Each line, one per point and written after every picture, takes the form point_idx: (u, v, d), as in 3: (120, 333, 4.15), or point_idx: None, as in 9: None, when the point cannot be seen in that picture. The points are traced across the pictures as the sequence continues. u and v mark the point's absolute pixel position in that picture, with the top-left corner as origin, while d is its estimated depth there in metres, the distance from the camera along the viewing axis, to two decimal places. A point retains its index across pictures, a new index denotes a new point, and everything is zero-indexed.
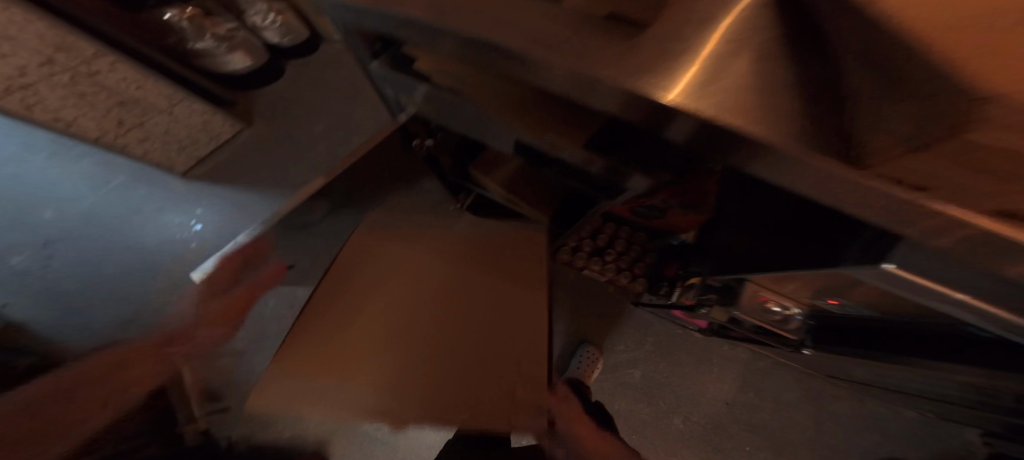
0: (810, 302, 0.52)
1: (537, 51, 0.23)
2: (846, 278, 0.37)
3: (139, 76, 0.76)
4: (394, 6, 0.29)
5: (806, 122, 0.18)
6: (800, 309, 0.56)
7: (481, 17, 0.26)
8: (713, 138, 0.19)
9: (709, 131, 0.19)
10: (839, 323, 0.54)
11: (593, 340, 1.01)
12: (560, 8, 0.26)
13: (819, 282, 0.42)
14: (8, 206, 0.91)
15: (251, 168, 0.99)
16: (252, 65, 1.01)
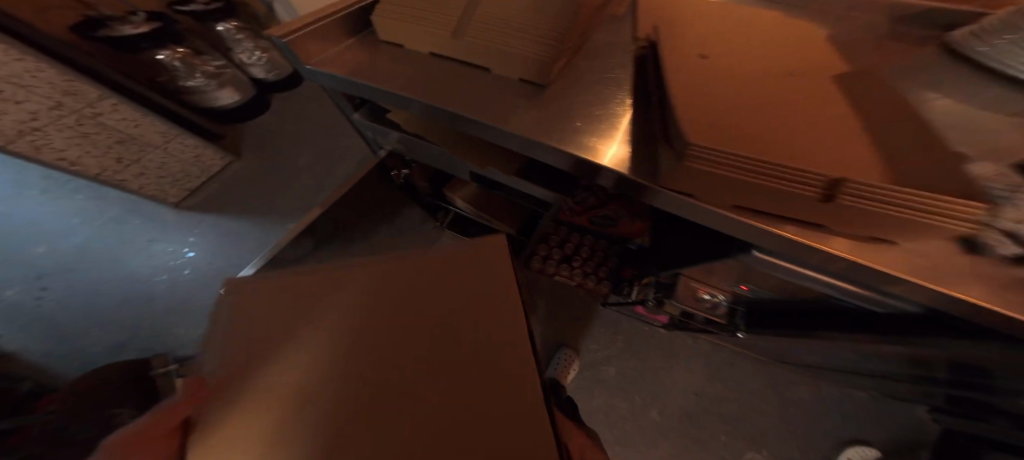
0: (731, 290, 0.66)
1: (470, 111, 0.35)
2: (742, 266, 0.50)
3: (139, 114, 0.83)
4: (362, 77, 0.37)
5: (633, 155, 0.34)
6: (727, 297, 0.69)
7: (430, 85, 0.37)
8: (589, 167, 0.34)
9: (586, 163, 0.34)
10: (760, 307, 0.68)
11: (570, 340, 1.09)
12: (487, 77, 0.38)
13: (729, 272, 0.55)
14: (4, 244, 0.95)
15: (241, 199, 1.04)
16: (239, 100, 1.09)
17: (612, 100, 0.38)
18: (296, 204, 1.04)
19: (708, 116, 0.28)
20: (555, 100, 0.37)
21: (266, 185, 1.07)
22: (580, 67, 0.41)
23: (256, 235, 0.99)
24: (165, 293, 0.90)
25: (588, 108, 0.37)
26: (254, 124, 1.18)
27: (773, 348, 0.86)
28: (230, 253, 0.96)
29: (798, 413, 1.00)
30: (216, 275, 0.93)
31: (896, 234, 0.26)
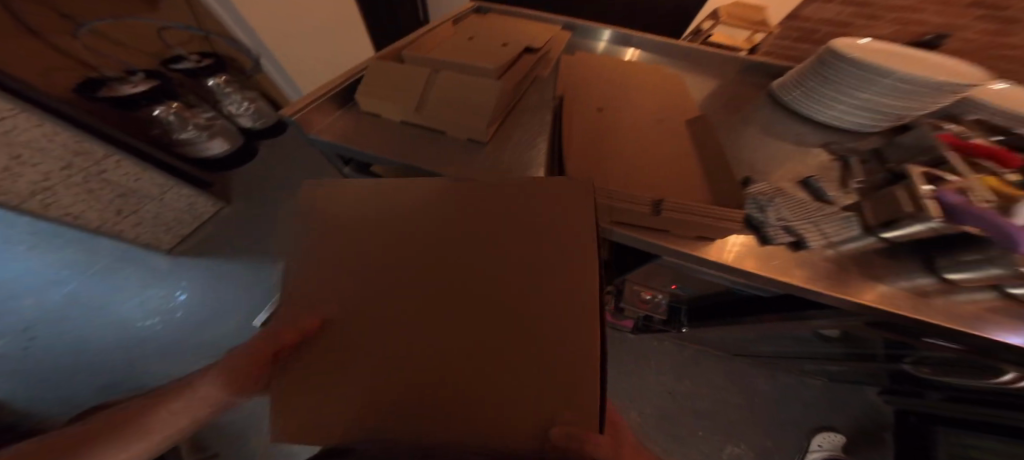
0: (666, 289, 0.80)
1: (433, 167, 0.46)
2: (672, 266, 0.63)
3: (138, 169, 0.91)
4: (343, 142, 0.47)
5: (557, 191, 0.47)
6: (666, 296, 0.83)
7: (400, 147, 0.47)
8: None
9: None
10: (701, 303, 0.82)
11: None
12: (444, 139, 0.49)
13: (663, 272, 0.68)
14: None
15: (232, 243, 1.13)
16: (229, 149, 1.18)
17: (537, 153, 0.51)
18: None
19: (594, 168, 0.43)
20: (499, 152, 0.50)
21: (257, 230, 1.17)
22: (514, 126, 0.55)
23: (246, 273, 1.08)
24: (156, 335, 0.95)
25: (522, 162, 0.49)
26: (240, 172, 1.28)
27: (723, 341, 0.98)
28: (220, 294, 1.03)
29: (762, 403, 1.10)
30: (208, 315, 1.00)
31: (721, 234, 0.40)
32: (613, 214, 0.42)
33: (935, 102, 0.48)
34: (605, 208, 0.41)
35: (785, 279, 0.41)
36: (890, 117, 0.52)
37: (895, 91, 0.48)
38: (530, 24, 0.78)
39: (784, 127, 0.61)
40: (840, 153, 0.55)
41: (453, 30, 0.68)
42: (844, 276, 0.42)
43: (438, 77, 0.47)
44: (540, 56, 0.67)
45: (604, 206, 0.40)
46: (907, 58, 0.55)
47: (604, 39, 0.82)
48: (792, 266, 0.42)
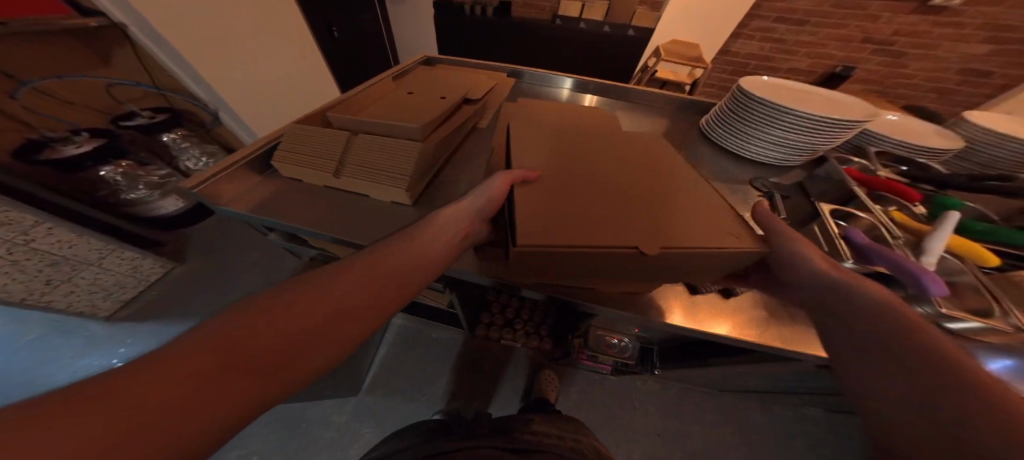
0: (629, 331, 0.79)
1: (349, 236, 0.43)
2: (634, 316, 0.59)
3: (74, 234, 0.86)
4: (253, 211, 0.44)
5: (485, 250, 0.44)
6: (631, 339, 0.81)
7: (315, 217, 0.45)
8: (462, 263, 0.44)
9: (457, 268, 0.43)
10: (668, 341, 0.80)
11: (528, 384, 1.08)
12: (370, 202, 0.48)
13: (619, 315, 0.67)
14: None
15: (181, 302, 1.09)
16: (183, 206, 1.18)
17: None
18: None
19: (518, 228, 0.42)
20: (426, 208, 0.48)
21: (209, 285, 1.15)
22: (447, 180, 0.54)
23: None
24: None
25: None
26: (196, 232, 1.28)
27: (706, 379, 0.92)
28: None
29: (757, 438, 1.03)
30: None
31: (653, 281, 0.39)
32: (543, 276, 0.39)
33: (838, 137, 0.57)
34: (533, 275, 0.38)
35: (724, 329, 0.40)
36: (807, 151, 0.60)
37: (804, 129, 0.56)
38: (475, 74, 0.82)
39: (717, 164, 0.65)
40: (766, 189, 0.57)
41: (395, 84, 0.70)
42: (776, 319, 0.41)
43: (355, 140, 0.46)
44: (480, 105, 0.69)
45: (532, 273, 0.38)
46: (807, 97, 0.64)
47: (567, 86, 0.89)
48: (723, 317, 0.41)
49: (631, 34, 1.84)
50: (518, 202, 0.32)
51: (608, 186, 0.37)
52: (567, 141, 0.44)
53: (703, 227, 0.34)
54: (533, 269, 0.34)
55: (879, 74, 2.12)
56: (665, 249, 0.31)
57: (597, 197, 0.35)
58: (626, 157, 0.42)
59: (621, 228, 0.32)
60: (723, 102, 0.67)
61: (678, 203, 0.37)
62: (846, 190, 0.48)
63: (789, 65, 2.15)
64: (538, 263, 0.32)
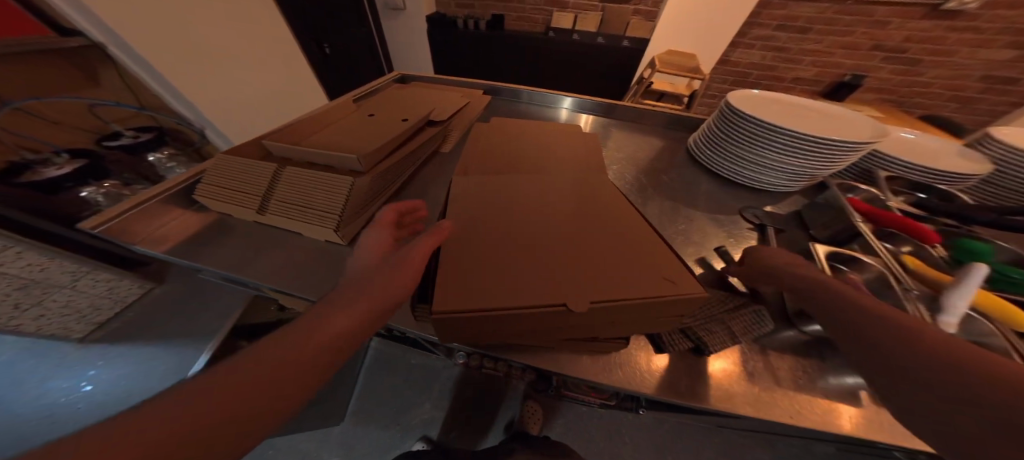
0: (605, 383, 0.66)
1: (270, 281, 0.39)
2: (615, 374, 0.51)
3: (44, 258, 0.85)
4: (169, 253, 0.40)
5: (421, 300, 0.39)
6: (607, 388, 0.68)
7: (236, 259, 0.41)
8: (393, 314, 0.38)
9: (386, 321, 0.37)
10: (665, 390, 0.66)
11: (513, 415, 1.00)
12: (303, 240, 0.44)
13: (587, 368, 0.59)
14: None
15: (152, 325, 1.07)
16: None
17: None
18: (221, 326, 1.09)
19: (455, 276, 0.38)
20: None
21: (186, 307, 1.13)
22: None
23: (166, 359, 1.01)
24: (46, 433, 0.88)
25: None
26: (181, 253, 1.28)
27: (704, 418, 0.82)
28: (138, 384, 0.96)
29: None
30: (111, 406, 0.93)
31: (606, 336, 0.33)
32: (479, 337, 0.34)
33: (841, 162, 0.50)
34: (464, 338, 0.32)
35: (717, 358, 0.36)
36: (806, 176, 0.53)
37: (798, 153, 0.49)
38: (448, 92, 0.79)
39: (703, 191, 0.58)
40: (757, 220, 0.50)
41: (359, 106, 0.68)
42: (765, 390, 0.33)
43: (284, 173, 0.42)
44: (446, 127, 0.65)
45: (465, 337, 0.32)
46: (804, 115, 0.57)
47: (567, 106, 0.85)
48: (694, 379, 0.35)
49: (626, 45, 1.81)
50: (444, 263, 0.31)
51: (549, 240, 0.35)
52: (513, 193, 0.43)
53: (637, 278, 0.31)
54: (458, 333, 0.30)
55: (893, 82, 2.02)
56: (592, 303, 0.28)
57: (539, 252, 0.33)
58: (577, 204, 0.41)
59: (546, 284, 0.30)
60: (709, 121, 0.61)
61: (619, 253, 0.34)
62: (851, 225, 0.41)
63: (795, 74, 2.07)
64: (474, 330, 0.29)
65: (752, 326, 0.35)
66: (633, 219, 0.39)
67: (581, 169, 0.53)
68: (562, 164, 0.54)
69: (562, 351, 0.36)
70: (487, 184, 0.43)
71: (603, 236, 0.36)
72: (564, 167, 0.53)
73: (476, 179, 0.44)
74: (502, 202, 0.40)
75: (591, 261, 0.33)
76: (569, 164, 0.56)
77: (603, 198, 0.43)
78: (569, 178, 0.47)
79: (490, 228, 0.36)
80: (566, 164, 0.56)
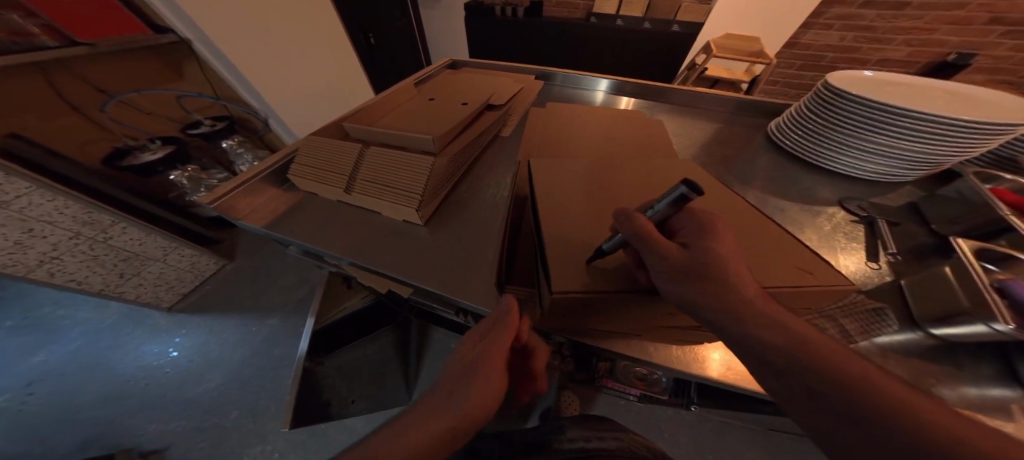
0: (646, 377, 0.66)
1: (353, 255, 0.41)
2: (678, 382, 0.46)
3: (144, 234, 1.00)
4: (259, 226, 0.43)
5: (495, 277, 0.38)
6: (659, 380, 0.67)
7: (318, 234, 0.43)
8: (467, 292, 0.37)
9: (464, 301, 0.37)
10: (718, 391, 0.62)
11: (547, 405, 0.91)
12: (379, 219, 0.46)
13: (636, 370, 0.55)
14: (14, 352, 1.09)
15: (226, 301, 1.20)
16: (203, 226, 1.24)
17: (483, 227, 0.45)
18: (282, 302, 1.21)
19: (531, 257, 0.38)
20: (437, 226, 0.45)
21: (252, 283, 1.26)
22: (464, 195, 0.50)
23: (238, 332, 1.13)
24: (143, 392, 1.00)
25: (461, 245, 0.43)
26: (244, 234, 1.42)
27: (758, 420, 0.77)
28: (215, 352, 1.08)
29: None
30: (192, 371, 1.04)
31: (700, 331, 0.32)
32: (568, 326, 0.33)
33: (976, 148, 0.43)
34: (559, 319, 0.32)
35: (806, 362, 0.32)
36: (927, 164, 0.47)
37: (920, 138, 0.44)
38: (501, 78, 0.78)
39: (787, 179, 0.53)
40: (863, 212, 0.45)
41: (418, 90, 0.68)
42: None
43: (367, 153, 0.44)
44: (504, 111, 0.64)
45: (561, 318, 0.31)
46: (923, 94, 0.50)
47: (604, 88, 0.81)
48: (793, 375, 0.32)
49: (676, 29, 1.69)
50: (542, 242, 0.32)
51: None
52: (591, 182, 0.41)
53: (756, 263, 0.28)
54: (563, 313, 0.30)
55: (1011, 60, 1.71)
56: None
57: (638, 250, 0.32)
58: (650, 187, 0.40)
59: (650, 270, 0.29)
60: (799, 102, 0.55)
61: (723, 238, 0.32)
62: (996, 218, 0.36)
63: (881, 56, 1.83)
64: (572, 316, 0.31)
65: (869, 323, 0.32)
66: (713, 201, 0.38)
67: (644, 152, 0.52)
68: (628, 150, 0.53)
69: (641, 338, 0.34)
70: (562, 169, 0.43)
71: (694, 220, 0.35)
72: (632, 152, 0.52)
73: (547, 164, 0.44)
74: (578, 187, 0.40)
75: None
76: (634, 148, 0.53)
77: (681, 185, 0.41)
78: (643, 163, 0.45)
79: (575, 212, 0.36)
80: (630, 147, 0.53)
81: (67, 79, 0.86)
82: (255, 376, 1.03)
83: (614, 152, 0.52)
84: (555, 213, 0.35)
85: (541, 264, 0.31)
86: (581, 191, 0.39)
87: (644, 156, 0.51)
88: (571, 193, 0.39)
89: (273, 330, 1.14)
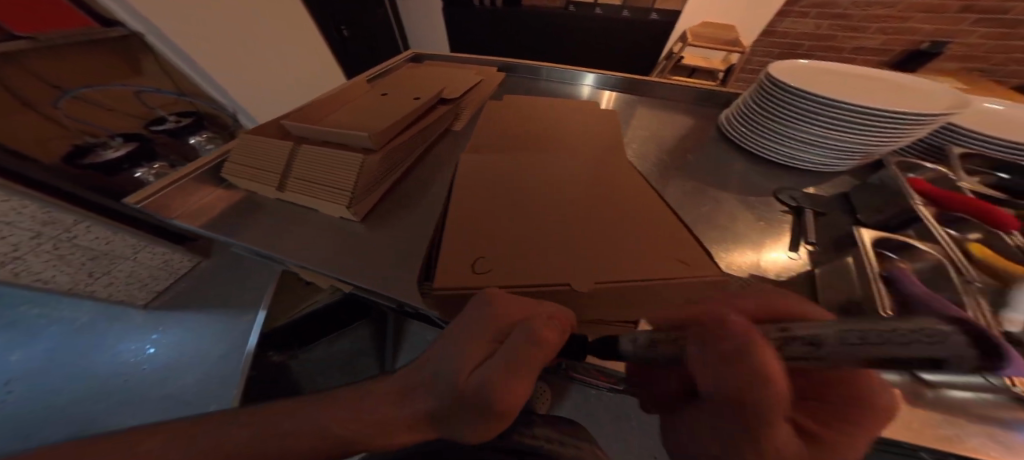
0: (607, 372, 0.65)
1: (290, 251, 0.41)
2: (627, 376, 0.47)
3: (111, 233, 0.98)
4: (199, 224, 0.43)
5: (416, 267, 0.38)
6: None
7: (255, 233, 0.43)
8: (396, 285, 0.38)
9: (389, 294, 0.37)
10: None
11: None
12: (320, 217, 0.46)
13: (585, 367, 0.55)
14: None
15: (202, 297, 1.20)
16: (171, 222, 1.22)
17: (425, 223, 0.45)
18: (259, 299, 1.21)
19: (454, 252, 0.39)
20: (376, 222, 0.45)
21: (228, 279, 1.26)
22: (408, 190, 0.50)
23: (216, 327, 1.13)
24: (121, 388, 1.00)
25: (397, 241, 0.43)
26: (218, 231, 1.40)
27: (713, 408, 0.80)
28: (193, 348, 1.08)
29: None
30: (170, 368, 1.04)
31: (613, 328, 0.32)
32: None
33: (901, 137, 0.44)
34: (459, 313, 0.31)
35: None
36: (857, 153, 0.48)
37: (849, 128, 0.45)
38: (462, 71, 0.77)
39: (729, 170, 0.54)
40: (794, 202, 0.46)
41: (373, 85, 0.67)
42: None
43: (300, 151, 0.44)
44: (457, 106, 0.64)
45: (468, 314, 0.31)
46: (861, 86, 0.51)
47: (567, 80, 0.81)
48: None
49: (654, 18, 1.68)
50: (451, 240, 0.32)
51: (571, 229, 0.34)
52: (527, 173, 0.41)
53: (657, 258, 0.29)
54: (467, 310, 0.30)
55: (983, 48, 1.72)
56: (599, 284, 0.27)
57: (544, 246, 0.32)
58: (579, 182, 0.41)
59: (549, 268, 0.29)
60: (744, 95, 0.56)
61: (631, 233, 0.32)
62: (907, 208, 0.37)
63: (857, 44, 1.82)
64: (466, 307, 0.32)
65: None
66: (634, 196, 0.39)
67: (590, 145, 0.52)
68: (575, 143, 0.53)
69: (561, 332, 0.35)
70: (497, 166, 0.44)
71: (607, 213, 0.35)
72: (577, 144, 0.52)
73: (479, 160, 0.44)
74: (504, 182, 0.41)
75: (599, 244, 0.31)
76: (587, 139, 0.54)
77: (610, 179, 0.42)
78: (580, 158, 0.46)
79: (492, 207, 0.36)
80: (578, 139, 0.54)
81: (19, 75, 0.83)
82: (233, 370, 1.04)
83: (561, 145, 0.52)
84: (469, 211, 0.35)
85: (445, 260, 0.31)
86: (507, 187, 0.40)
87: (587, 148, 0.51)
88: (495, 189, 0.39)
89: (248, 327, 1.13)
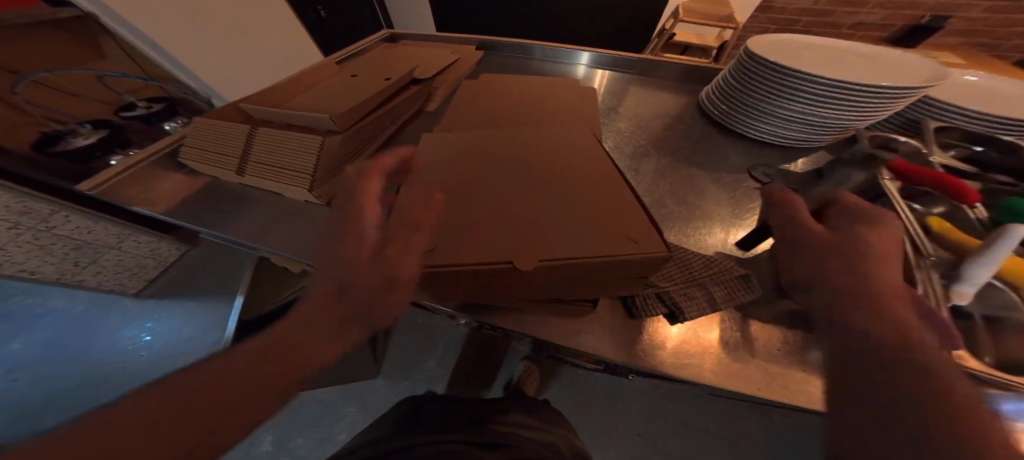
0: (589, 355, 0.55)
1: (255, 234, 0.40)
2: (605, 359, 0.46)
3: (91, 222, 0.96)
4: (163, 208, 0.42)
5: None
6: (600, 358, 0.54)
7: (219, 216, 0.42)
8: None
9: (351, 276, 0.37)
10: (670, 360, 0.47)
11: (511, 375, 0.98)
12: (288, 200, 0.44)
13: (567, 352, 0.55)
14: None
15: (193, 285, 1.20)
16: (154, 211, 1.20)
17: None
18: None
19: None
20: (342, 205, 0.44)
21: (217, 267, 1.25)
22: None
23: (209, 315, 1.14)
24: (119, 374, 1.02)
25: None
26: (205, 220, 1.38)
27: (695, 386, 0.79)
28: (187, 334, 1.09)
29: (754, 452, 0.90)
30: (166, 354, 1.05)
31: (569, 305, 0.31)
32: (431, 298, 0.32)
33: (879, 111, 0.43)
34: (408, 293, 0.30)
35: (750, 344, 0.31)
36: (833, 128, 0.47)
37: (830, 102, 0.43)
38: (439, 49, 0.74)
39: (706, 148, 0.53)
40: (767, 179, 0.46)
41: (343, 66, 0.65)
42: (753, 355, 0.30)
43: (259, 133, 0.42)
44: (431, 85, 0.62)
45: (418, 294, 0.30)
46: (839, 61, 0.50)
47: (551, 58, 0.78)
48: (688, 348, 0.31)
49: None
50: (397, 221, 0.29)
51: (528, 204, 0.32)
52: (495, 150, 0.40)
53: (608, 233, 0.28)
54: (415, 290, 0.29)
55: (986, 22, 1.67)
56: (542, 261, 0.26)
57: (499, 222, 0.30)
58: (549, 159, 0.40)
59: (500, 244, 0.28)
60: (724, 71, 0.54)
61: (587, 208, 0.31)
62: (877, 181, 0.36)
63: (856, 19, 1.76)
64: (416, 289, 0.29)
65: (733, 290, 0.33)
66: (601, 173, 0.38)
67: (566, 123, 0.50)
68: (552, 121, 0.52)
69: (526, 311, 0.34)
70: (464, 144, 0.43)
71: (567, 188, 0.34)
72: (552, 123, 0.51)
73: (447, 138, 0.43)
74: (467, 158, 0.39)
75: (554, 219, 0.30)
76: (564, 117, 0.52)
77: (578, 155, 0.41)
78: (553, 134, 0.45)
79: (447, 184, 0.34)
80: (555, 117, 0.52)
81: None
82: None
83: (536, 123, 0.51)
84: (419, 189, 0.34)
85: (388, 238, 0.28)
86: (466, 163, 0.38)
87: (561, 126, 0.49)
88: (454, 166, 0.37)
89: None
